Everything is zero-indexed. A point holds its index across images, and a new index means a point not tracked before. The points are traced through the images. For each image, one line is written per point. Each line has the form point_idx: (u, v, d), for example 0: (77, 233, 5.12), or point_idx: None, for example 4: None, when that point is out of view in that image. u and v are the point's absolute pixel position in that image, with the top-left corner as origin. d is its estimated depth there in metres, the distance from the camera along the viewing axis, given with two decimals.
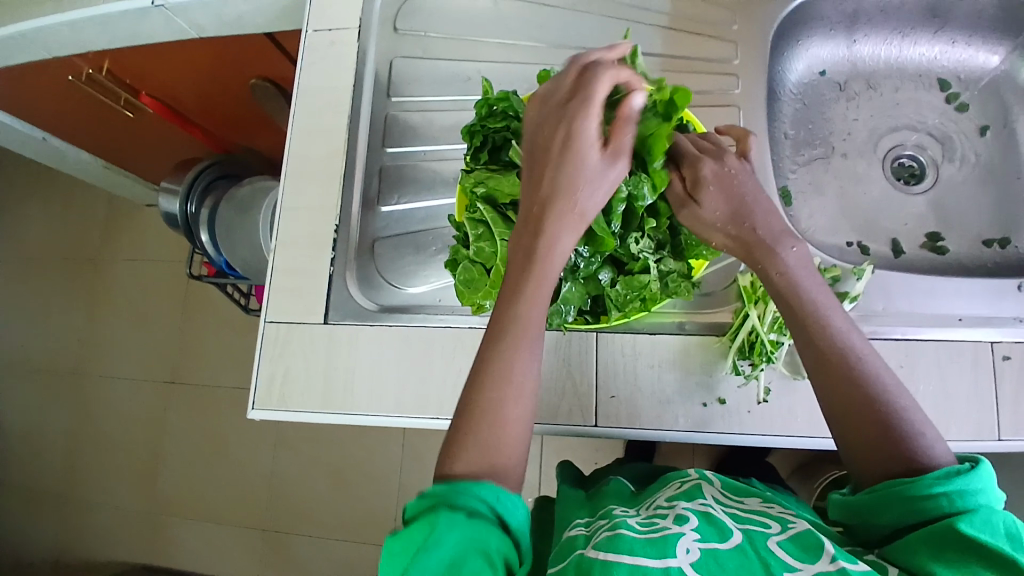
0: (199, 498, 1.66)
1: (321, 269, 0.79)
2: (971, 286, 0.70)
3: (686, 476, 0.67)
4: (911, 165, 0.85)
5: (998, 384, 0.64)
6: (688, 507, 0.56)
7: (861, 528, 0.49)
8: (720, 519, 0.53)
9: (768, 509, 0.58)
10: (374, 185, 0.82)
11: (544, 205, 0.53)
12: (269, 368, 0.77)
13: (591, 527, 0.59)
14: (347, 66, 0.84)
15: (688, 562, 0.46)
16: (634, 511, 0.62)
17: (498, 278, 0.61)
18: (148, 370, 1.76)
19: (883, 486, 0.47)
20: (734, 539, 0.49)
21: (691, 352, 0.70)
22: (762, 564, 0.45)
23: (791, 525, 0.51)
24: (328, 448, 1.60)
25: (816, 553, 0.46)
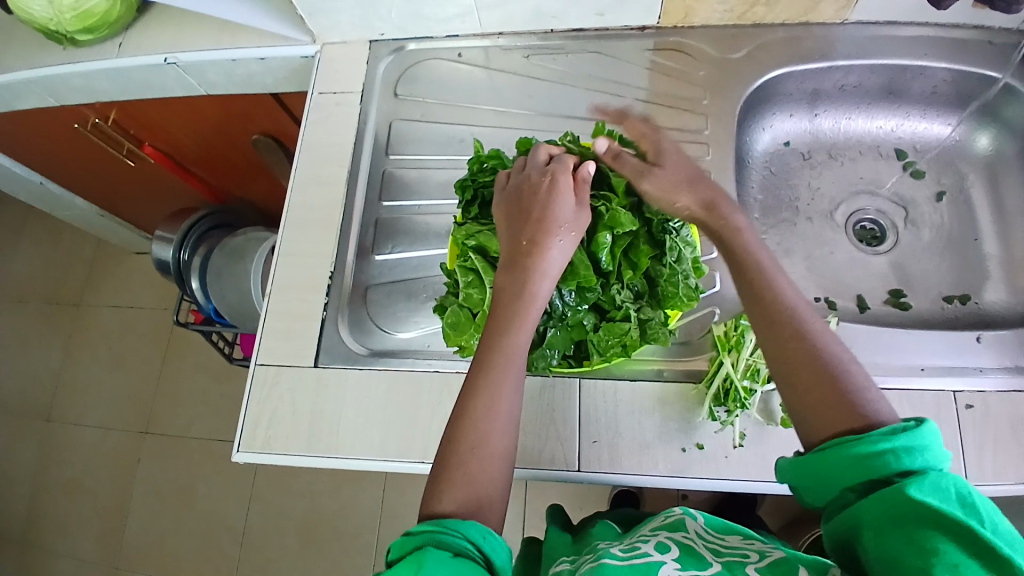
0: (164, 552, 1.60)
1: (313, 313, 0.82)
2: (933, 340, 0.74)
3: (671, 512, 0.71)
4: (873, 228, 0.91)
5: (962, 431, 0.68)
6: (672, 538, 0.62)
7: (811, 493, 0.48)
8: (700, 552, 0.59)
9: (749, 543, 0.63)
10: (369, 235, 0.86)
11: (524, 246, 0.59)
12: (256, 410, 0.78)
13: (577, 560, 0.65)
14: (350, 126, 0.91)
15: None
16: (617, 544, 0.66)
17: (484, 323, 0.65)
18: (123, 417, 1.73)
19: (833, 447, 0.47)
20: (714, 567, 0.56)
21: (670, 399, 0.72)
22: None
23: (768, 555, 0.58)
24: (305, 501, 1.56)
25: None
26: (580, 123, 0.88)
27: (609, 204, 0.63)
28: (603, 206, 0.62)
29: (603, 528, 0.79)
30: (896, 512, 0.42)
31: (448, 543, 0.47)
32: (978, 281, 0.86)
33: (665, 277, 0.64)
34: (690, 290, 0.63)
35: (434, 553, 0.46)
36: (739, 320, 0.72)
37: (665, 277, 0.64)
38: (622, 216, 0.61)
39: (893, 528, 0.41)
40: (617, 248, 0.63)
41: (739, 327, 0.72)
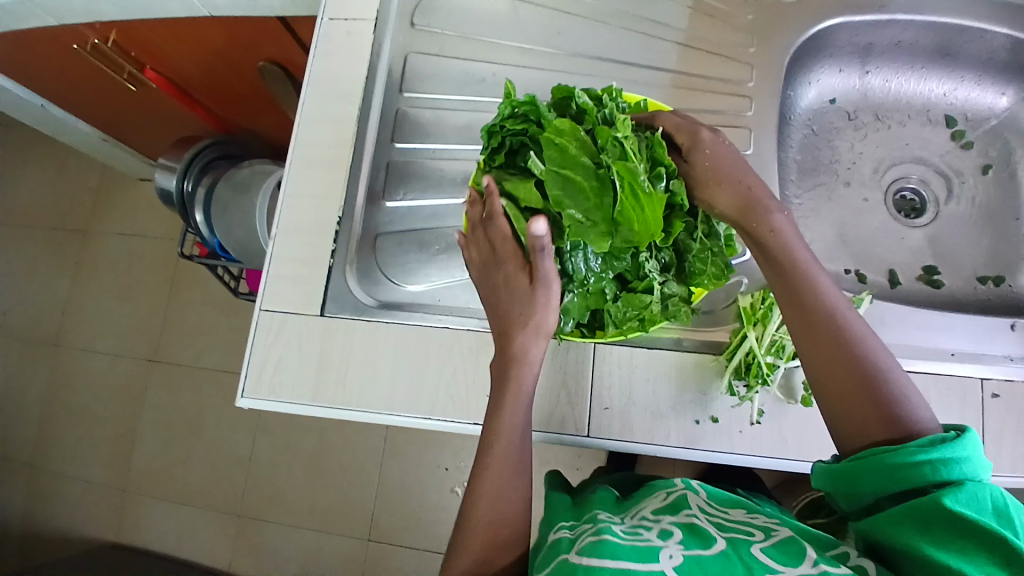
0: (172, 477, 1.64)
1: (320, 259, 0.78)
2: (966, 323, 0.71)
3: (670, 485, 0.74)
4: (913, 198, 0.86)
5: (987, 419, 0.66)
6: (673, 519, 0.62)
7: (842, 496, 0.52)
8: (704, 529, 0.58)
9: (752, 518, 0.64)
10: (380, 179, 0.81)
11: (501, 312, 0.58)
12: (261, 355, 0.77)
13: (577, 530, 0.64)
14: (361, 58, 0.84)
15: (671, 565, 0.50)
16: (618, 520, 0.67)
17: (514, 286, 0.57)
18: (130, 345, 1.73)
19: (869, 456, 0.50)
20: (717, 545, 0.54)
21: (687, 370, 0.70)
22: (744, 567, 0.50)
23: (773, 534, 0.56)
24: (309, 437, 1.58)
25: (797, 559, 0.50)
26: (612, 66, 0.81)
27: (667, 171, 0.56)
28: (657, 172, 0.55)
29: (605, 495, 0.79)
30: (929, 522, 0.45)
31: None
32: (1018, 262, 0.82)
33: (695, 252, 0.60)
34: (722, 267, 0.59)
35: None
36: (767, 292, 0.69)
37: (694, 252, 0.60)
38: (682, 191, 0.56)
39: (925, 535, 0.45)
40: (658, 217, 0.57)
41: (767, 300, 0.68)
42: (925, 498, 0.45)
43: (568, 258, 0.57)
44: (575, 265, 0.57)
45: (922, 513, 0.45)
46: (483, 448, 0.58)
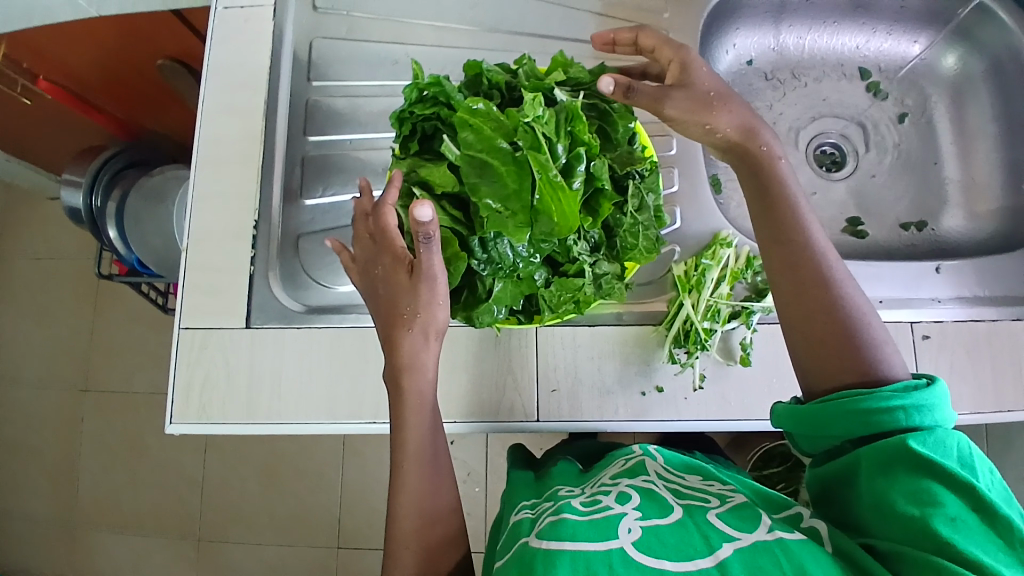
0: (120, 509, 1.55)
1: (239, 268, 0.73)
2: (893, 271, 0.72)
3: (629, 452, 0.74)
4: (833, 152, 0.88)
5: (918, 361, 0.68)
6: (631, 484, 0.61)
7: (809, 437, 0.53)
8: (661, 496, 0.58)
9: (708, 484, 0.64)
10: (297, 175, 0.76)
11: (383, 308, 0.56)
12: (186, 376, 0.72)
13: (538, 509, 0.63)
14: (263, 46, 0.78)
15: (629, 541, 0.50)
16: (577, 492, 0.66)
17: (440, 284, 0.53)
18: (57, 375, 1.61)
19: (837, 400, 0.51)
20: (674, 515, 0.54)
21: (629, 343, 0.69)
22: (703, 538, 0.50)
23: (728, 499, 0.57)
24: (264, 449, 1.52)
25: (753, 523, 0.51)
26: (530, 40, 0.79)
27: (590, 147, 0.53)
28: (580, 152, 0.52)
29: (564, 467, 0.78)
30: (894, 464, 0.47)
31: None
32: (936, 205, 0.85)
33: (625, 227, 0.57)
34: (651, 243, 0.58)
35: None
36: (698, 258, 0.69)
37: (625, 228, 0.57)
38: (604, 169, 0.53)
39: (889, 477, 0.47)
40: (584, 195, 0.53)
41: (699, 266, 0.68)
42: (892, 441, 0.47)
43: (493, 245, 0.53)
44: (501, 250, 0.53)
45: (886, 457, 0.47)
46: (424, 451, 0.57)
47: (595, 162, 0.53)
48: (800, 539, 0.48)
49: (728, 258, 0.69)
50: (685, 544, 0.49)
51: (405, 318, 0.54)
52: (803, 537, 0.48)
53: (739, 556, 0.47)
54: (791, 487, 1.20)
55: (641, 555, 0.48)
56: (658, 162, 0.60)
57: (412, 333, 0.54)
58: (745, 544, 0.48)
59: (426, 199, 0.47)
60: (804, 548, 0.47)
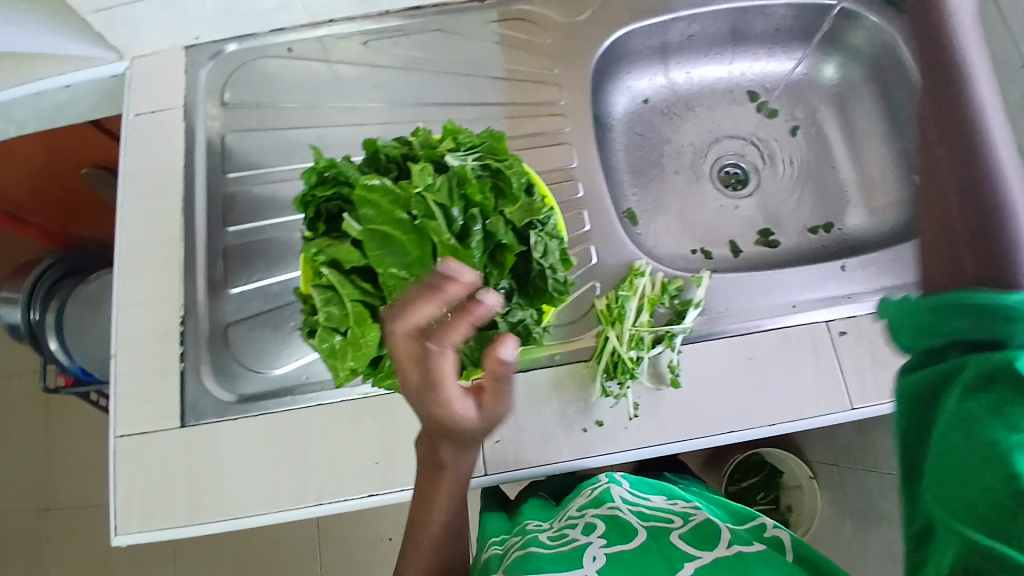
0: None
1: (170, 367, 0.73)
2: (802, 276, 0.76)
3: (596, 480, 0.76)
4: (736, 172, 0.93)
5: (840, 359, 0.71)
6: (597, 512, 0.66)
7: (910, 333, 0.43)
8: (626, 521, 0.64)
9: (672, 504, 0.68)
10: (220, 267, 0.76)
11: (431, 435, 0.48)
12: (126, 485, 0.70)
13: (508, 543, 0.66)
14: (176, 149, 0.80)
15: (593, 569, 0.56)
16: (546, 526, 0.69)
17: (364, 357, 0.54)
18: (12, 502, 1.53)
19: (953, 296, 0.40)
20: (638, 539, 0.60)
21: (564, 382, 0.71)
22: (666, 559, 0.56)
23: (691, 518, 0.63)
24: (235, 546, 1.45)
25: (713, 543, 0.57)
26: (436, 108, 0.82)
27: (485, 205, 0.55)
28: (476, 214, 0.54)
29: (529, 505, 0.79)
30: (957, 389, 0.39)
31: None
32: (839, 206, 0.89)
33: (534, 274, 0.60)
34: (560, 285, 0.60)
35: None
36: (617, 291, 0.71)
37: (534, 274, 0.60)
38: (500, 225, 0.56)
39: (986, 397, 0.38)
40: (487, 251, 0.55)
41: (618, 298, 0.70)
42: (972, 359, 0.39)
43: None
44: None
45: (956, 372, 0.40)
46: None
47: (492, 219, 0.55)
48: (756, 551, 0.54)
49: (644, 286, 0.72)
50: (647, 566, 0.55)
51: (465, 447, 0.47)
52: (762, 548, 0.54)
53: (697, 573, 0.53)
54: (772, 495, 1.23)
55: None
56: (557, 209, 0.63)
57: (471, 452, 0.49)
58: (704, 561, 0.54)
59: (511, 338, 0.42)
60: (759, 559, 0.53)
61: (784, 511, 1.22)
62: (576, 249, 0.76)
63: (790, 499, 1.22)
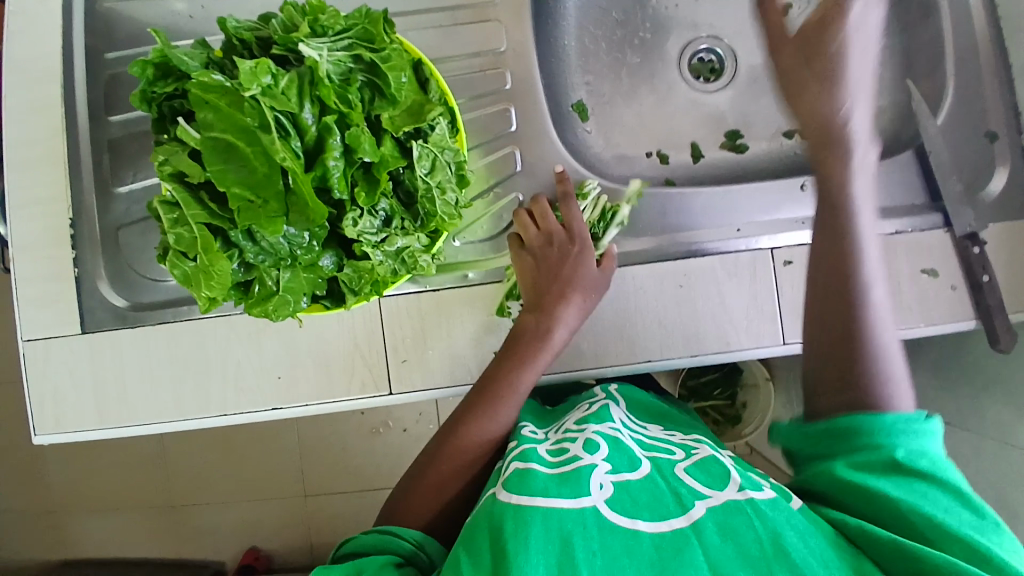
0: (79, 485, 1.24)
1: (64, 272, 0.68)
2: (755, 193, 0.67)
3: (593, 396, 0.67)
4: (709, 59, 0.79)
5: (779, 289, 0.64)
6: (597, 428, 0.57)
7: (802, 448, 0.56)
8: (627, 445, 0.55)
9: (670, 435, 0.62)
10: (106, 164, 0.70)
11: (559, 296, 0.62)
12: (39, 389, 0.68)
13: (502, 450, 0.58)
14: (44, 21, 0.69)
15: (602, 499, 0.47)
16: (542, 435, 0.59)
17: (221, 285, 0.49)
18: None
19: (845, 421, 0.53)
20: (643, 468, 0.52)
21: (475, 303, 0.65)
22: (674, 495, 0.48)
23: (692, 452, 0.56)
24: None
25: (724, 483, 0.50)
26: None
27: (344, 113, 0.46)
28: (332, 123, 0.45)
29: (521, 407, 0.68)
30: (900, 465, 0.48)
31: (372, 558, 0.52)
32: None
33: (420, 193, 0.51)
34: (451, 207, 0.53)
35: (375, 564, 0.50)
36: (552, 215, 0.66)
37: (420, 193, 0.51)
38: (365, 136, 0.46)
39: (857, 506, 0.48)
40: (351, 168, 0.47)
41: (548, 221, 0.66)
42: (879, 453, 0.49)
43: (260, 236, 0.48)
44: (272, 242, 0.48)
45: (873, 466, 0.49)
46: None
47: (356, 127, 0.46)
48: (768, 497, 0.47)
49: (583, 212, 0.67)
50: (656, 503, 0.48)
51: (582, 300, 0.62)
52: (773, 495, 0.48)
53: (713, 514, 0.46)
54: (729, 391, 1.20)
55: (614, 512, 0.47)
56: (452, 112, 0.53)
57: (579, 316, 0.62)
58: (716, 502, 0.47)
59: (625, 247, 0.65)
60: (772, 505, 0.46)
61: (739, 407, 1.20)
62: (500, 151, 0.67)
63: (745, 396, 1.20)
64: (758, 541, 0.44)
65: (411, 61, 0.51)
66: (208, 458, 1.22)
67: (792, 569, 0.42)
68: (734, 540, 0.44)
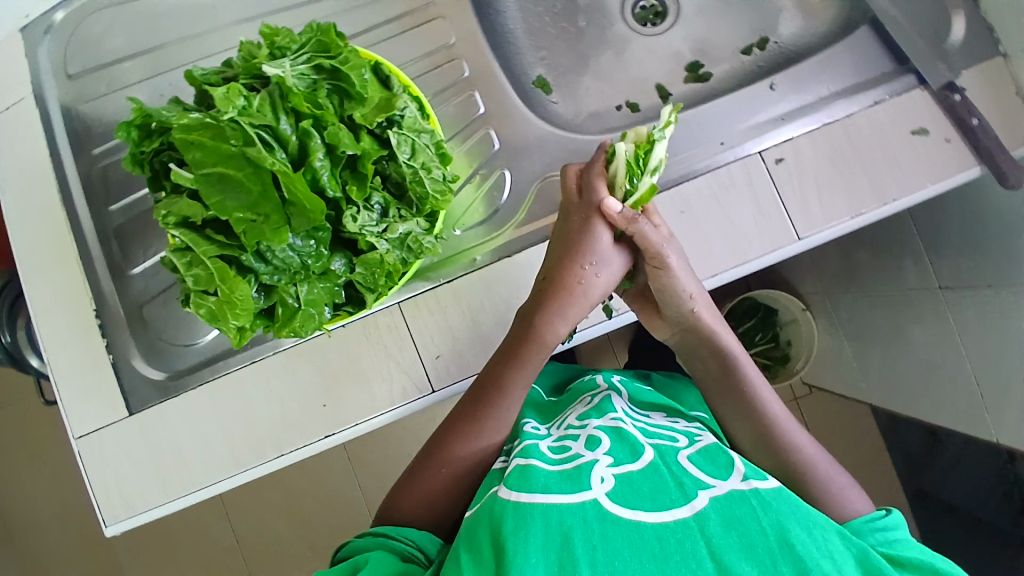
0: None
1: (100, 360, 0.70)
2: (726, 108, 0.68)
3: (594, 388, 0.70)
4: (652, 4, 0.81)
5: (779, 188, 0.64)
6: (599, 424, 0.60)
7: None
8: (630, 434, 0.57)
9: (673, 422, 0.64)
10: (116, 250, 0.73)
11: (553, 277, 0.61)
12: (102, 479, 0.68)
13: (509, 452, 0.61)
14: (33, 135, 0.73)
15: (603, 492, 0.50)
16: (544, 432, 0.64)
17: (245, 308, 0.50)
18: (25, 490, 1.22)
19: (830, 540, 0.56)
20: (645, 457, 0.54)
21: (492, 282, 0.66)
22: (676, 484, 0.50)
23: (696, 439, 0.58)
24: (269, 483, 1.20)
25: (727, 471, 0.52)
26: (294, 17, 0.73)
27: (318, 116, 0.48)
28: (309, 127, 0.48)
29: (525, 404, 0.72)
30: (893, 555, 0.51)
31: (396, 547, 0.56)
32: (768, 16, 0.78)
33: (408, 177, 0.53)
34: (440, 185, 0.54)
35: (374, 555, 0.54)
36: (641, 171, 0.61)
37: (408, 177, 0.53)
38: (342, 133, 0.48)
39: None
40: (337, 166, 0.49)
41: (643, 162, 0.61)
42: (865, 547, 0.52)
43: (269, 251, 0.49)
44: (282, 256, 0.50)
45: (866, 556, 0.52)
46: None
47: (332, 126, 0.48)
48: (772, 489, 0.49)
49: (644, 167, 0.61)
50: (658, 492, 0.50)
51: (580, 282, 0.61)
52: (776, 487, 0.50)
53: (715, 505, 0.48)
54: (770, 333, 1.13)
55: (615, 504, 0.49)
56: (419, 99, 0.56)
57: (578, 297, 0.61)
58: (719, 492, 0.49)
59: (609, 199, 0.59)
60: (775, 499, 0.48)
61: (784, 347, 1.12)
62: (477, 135, 0.69)
63: (788, 334, 1.12)
64: (762, 532, 0.46)
65: (369, 61, 0.54)
66: (277, 536, 1.20)
67: (799, 567, 0.45)
68: (738, 531, 0.46)
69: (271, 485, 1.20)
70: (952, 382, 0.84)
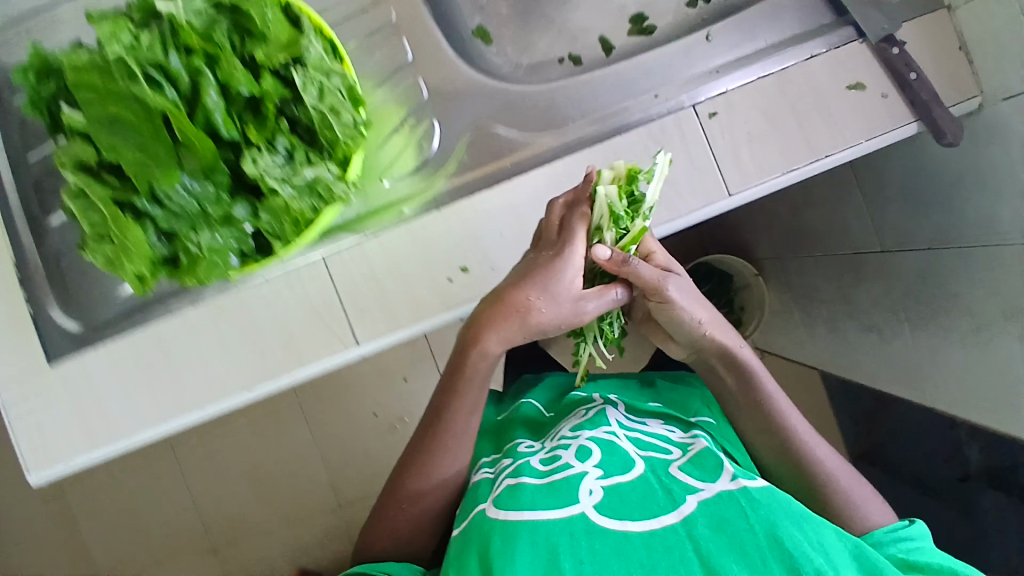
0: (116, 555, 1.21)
1: (19, 312, 0.68)
2: (659, 60, 0.66)
3: (590, 400, 0.69)
4: None
5: (711, 142, 0.63)
6: (590, 434, 0.59)
7: None
8: (621, 447, 0.57)
9: (670, 428, 0.63)
10: (35, 203, 0.70)
11: (499, 293, 0.56)
12: (23, 429, 0.66)
13: (497, 467, 0.61)
14: None
15: (591, 505, 0.50)
16: (538, 448, 0.62)
17: (142, 253, 0.49)
18: None
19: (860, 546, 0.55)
20: (635, 468, 0.54)
21: (420, 233, 0.64)
22: (665, 492, 0.51)
23: (689, 446, 0.57)
24: (227, 445, 1.20)
25: (716, 475, 0.52)
26: None
27: (212, 53, 0.46)
28: (200, 63, 0.46)
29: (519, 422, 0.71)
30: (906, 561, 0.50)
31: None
32: None
33: (316, 120, 0.50)
34: (350, 129, 0.52)
35: None
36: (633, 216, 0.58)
37: (316, 120, 0.50)
38: (237, 71, 0.46)
39: None
40: (232, 106, 0.47)
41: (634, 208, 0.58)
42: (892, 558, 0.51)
43: (163, 194, 0.47)
44: (177, 200, 0.47)
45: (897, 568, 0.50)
46: None
47: (228, 64, 0.46)
48: (761, 486, 0.49)
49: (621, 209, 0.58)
50: (646, 502, 0.50)
51: (524, 306, 0.55)
52: (763, 484, 0.50)
53: (704, 508, 0.49)
54: (724, 298, 1.13)
55: (604, 517, 0.49)
56: (332, 39, 0.53)
57: (519, 321, 0.55)
58: (707, 495, 0.49)
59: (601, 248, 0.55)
60: (768, 497, 0.48)
61: (737, 311, 1.13)
62: (405, 83, 0.67)
63: (741, 298, 1.13)
64: (751, 531, 0.46)
65: None
66: (234, 498, 1.20)
67: (789, 563, 0.44)
68: (727, 531, 0.47)
69: (228, 448, 1.20)
70: (889, 343, 0.85)
